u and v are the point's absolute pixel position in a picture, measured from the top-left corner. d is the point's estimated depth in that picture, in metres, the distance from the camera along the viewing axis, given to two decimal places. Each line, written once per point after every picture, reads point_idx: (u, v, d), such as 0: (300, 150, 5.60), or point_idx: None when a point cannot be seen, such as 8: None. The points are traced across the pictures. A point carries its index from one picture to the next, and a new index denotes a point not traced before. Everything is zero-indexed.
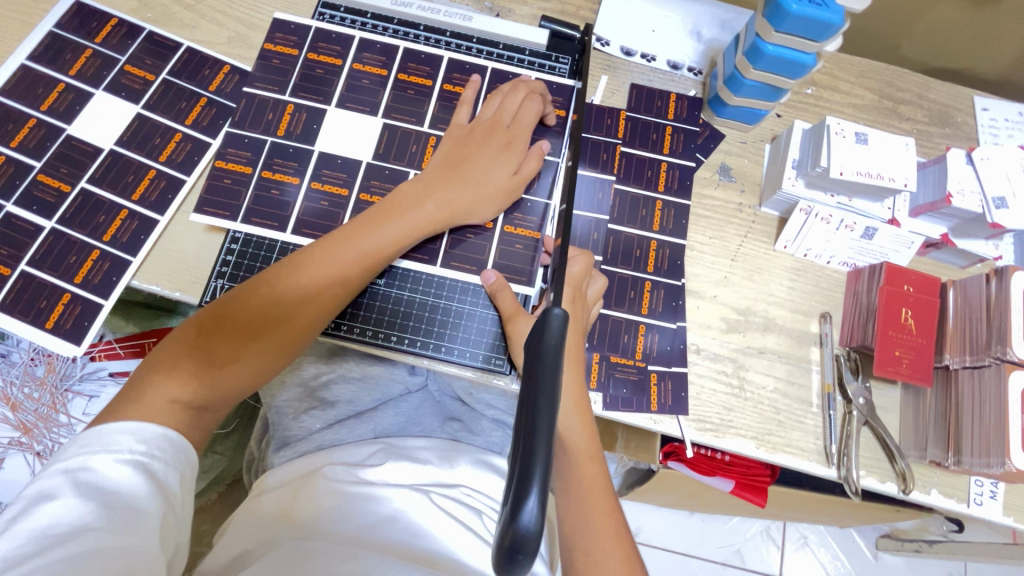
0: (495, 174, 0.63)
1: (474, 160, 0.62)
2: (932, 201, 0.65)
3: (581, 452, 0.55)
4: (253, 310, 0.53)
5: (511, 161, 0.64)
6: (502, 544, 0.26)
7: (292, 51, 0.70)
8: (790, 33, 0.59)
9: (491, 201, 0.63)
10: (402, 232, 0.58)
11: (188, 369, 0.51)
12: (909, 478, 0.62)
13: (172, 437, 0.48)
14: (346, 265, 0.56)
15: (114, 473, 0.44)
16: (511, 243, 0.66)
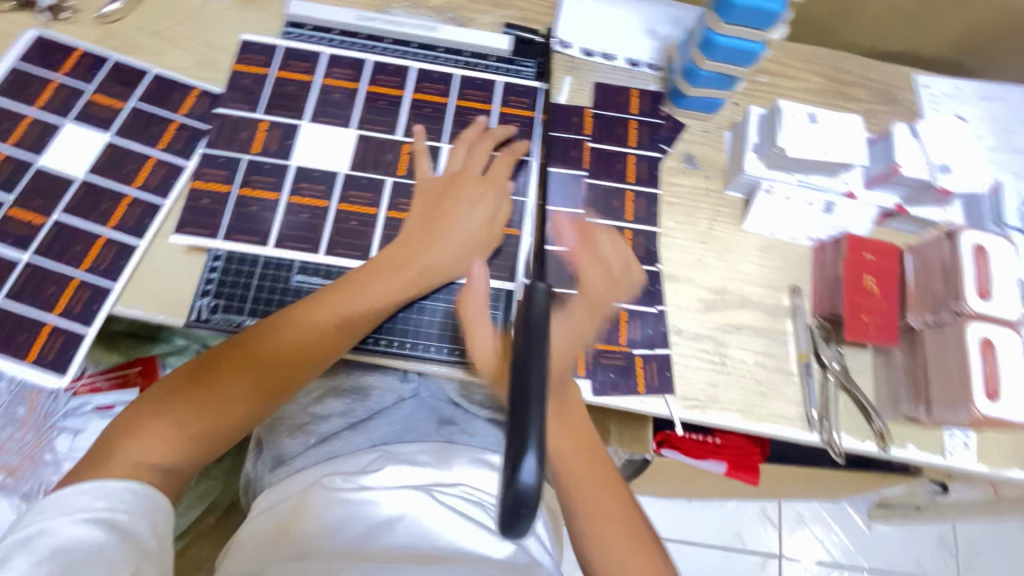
0: (472, 225, 0.65)
1: (449, 223, 0.64)
2: (883, 172, 0.69)
3: (606, 532, 0.55)
4: (243, 372, 0.55)
5: (488, 210, 0.66)
6: (506, 506, 0.28)
7: (262, 70, 0.71)
8: (738, 24, 0.63)
9: (467, 261, 0.65)
10: (386, 290, 0.60)
11: (156, 434, 0.51)
12: (887, 436, 0.65)
13: (144, 493, 0.48)
14: (330, 330, 0.58)
15: (77, 530, 0.43)
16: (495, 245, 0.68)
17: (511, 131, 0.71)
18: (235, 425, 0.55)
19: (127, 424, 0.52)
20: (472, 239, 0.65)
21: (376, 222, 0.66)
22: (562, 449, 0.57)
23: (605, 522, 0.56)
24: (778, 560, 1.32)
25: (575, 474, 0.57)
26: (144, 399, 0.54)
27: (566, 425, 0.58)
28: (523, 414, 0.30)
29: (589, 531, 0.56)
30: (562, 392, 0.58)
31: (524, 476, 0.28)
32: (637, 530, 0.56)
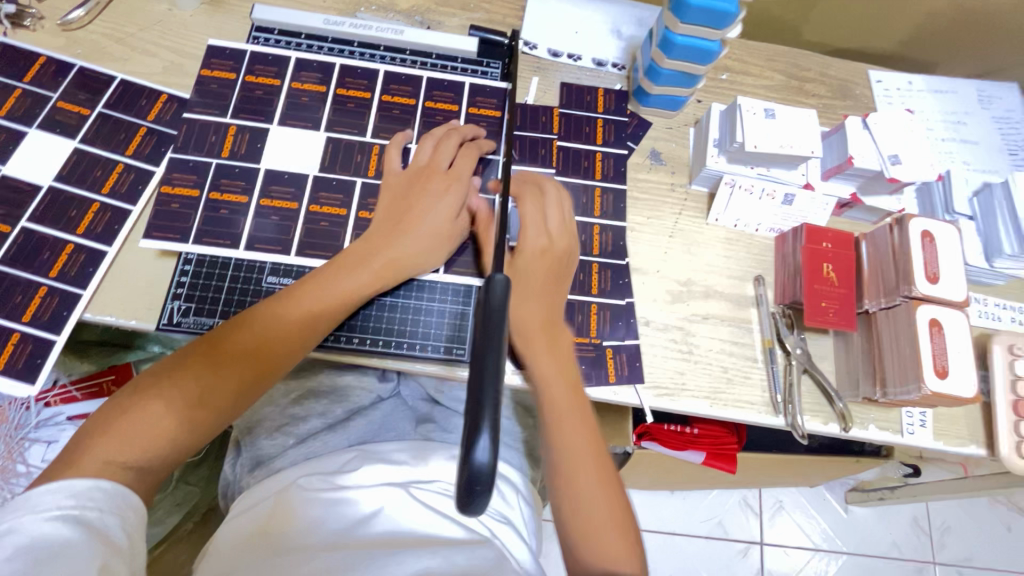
0: (438, 218, 0.64)
1: (416, 216, 0.64)
2: (838, 164, 0.71)
3: (585, 471, 0.55)
4: (210, 369, 0.55)
5: (454, 203, 0.66)
6: (462, 483, 0.31)
7: (229, 75, 0.71)
8: (694, 24, 0.65)
9: (435, 253, 0.65)
10: (355, 283, 0.61)
11: (121, 436, 0.50)
12: (849, 417, 0.67)
13: (112, 492, 0.47)
14: (300, 322, 0.58)
15: (46, 529, 0.43)
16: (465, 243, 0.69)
17: (479, 132, 0.72)
18: (205, 422, 0.54)
19: (91, 429, 0.51)
20: (440, 229, 0.64)
21: (346, 223, 0.67)
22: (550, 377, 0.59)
23: (583, 458, 0.56)
24: (760, 546, 1.35)
25: (561, 404, 0.58)
26: (107, 405, 0.52)
27: (554, 355, 0.60)
28: (478, 401, 0.32)
29: (562, 465, 0.56)
30: (550, 320, 0.62)
31: (478, 457, 0.30)
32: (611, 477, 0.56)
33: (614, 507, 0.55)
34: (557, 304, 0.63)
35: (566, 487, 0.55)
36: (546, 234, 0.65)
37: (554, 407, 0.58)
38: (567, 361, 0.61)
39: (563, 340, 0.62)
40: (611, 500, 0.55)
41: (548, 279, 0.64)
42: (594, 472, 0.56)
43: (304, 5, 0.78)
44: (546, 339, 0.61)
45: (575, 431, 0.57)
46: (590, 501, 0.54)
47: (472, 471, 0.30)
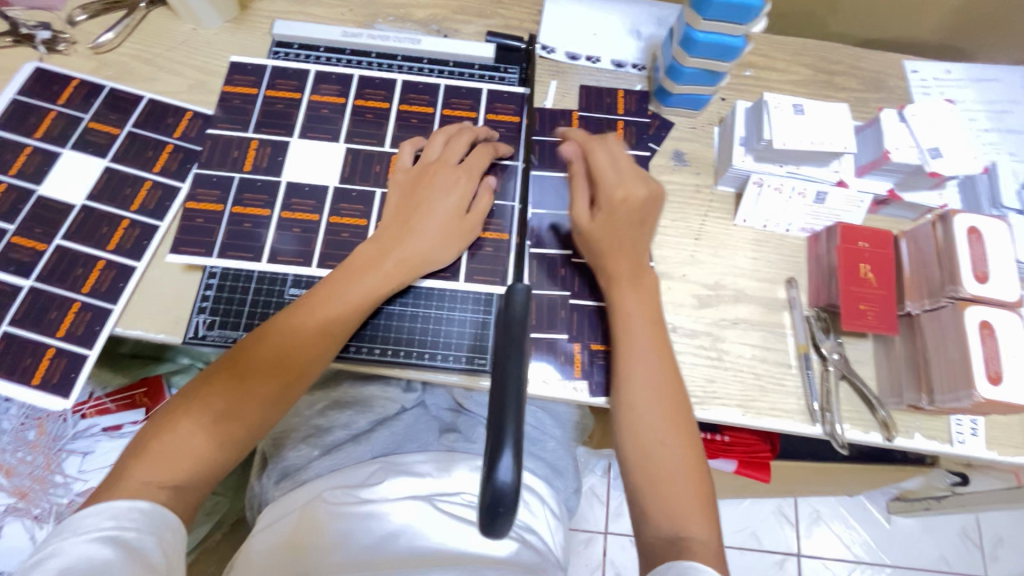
0: (448, 212, 0.64)
1: (426, 212, 0.63)
2: (872, 159, 0.68)
3: (658, 422, 0.56)
4: (237, 380, 0.55)
5: (464, 196, 0.65)
6: (484, 503, 0.29)
7: (251, 90, 0.72)
8: (717, 19, 0.63)
9: (451, 246, 0.64)
10: (371, 283, 0.60)
11: (157, 455, 0.50)
12: (891, 426, 0.64)
13: (150, 510, 0.47)
14: (323, 325, 0.58)
15: (86, 551, 0.43)
16: (482, 249, 0.68)
17: (487, 132, 0.71)
18: (244, 428, 0.54)
19: (131, 452, 0.51)
20: (452, 220, 0.64)
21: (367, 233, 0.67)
22: (636, 313, 0.60)
23: (650, 406, 0.56)
24: (797, 558, 1.30)
25: (635, 338, 0.59)
26: (146, 427, 0.53)
27: (637, 292, 0.61)
28: (501, 418, 0.30)
29: (636, 416, 0.56)
30: (637, 260, 0.62)
31: (500, 475, 0.29)
32: (685, 423, 0.57)
33: (686, 464, 0.55)
34: (642, 240, 0.63)
35: (634, 426, 0.56)
36: (618, 180, 0.63)
37: (629, 342, 0.59)
38: (648, 304, 0.61)
39: (647, 279, 0.62)
40: (686, 456, 0.55)
41: (636, 227, 0.63)
42: (672, 431, 0.56)
43: (323, 19, 0.79)
44: (627, 277, 0.62)
45: (647, 375, 0.58)
46: (659, 451, 0.55)
47: (496, 491, 0.29)
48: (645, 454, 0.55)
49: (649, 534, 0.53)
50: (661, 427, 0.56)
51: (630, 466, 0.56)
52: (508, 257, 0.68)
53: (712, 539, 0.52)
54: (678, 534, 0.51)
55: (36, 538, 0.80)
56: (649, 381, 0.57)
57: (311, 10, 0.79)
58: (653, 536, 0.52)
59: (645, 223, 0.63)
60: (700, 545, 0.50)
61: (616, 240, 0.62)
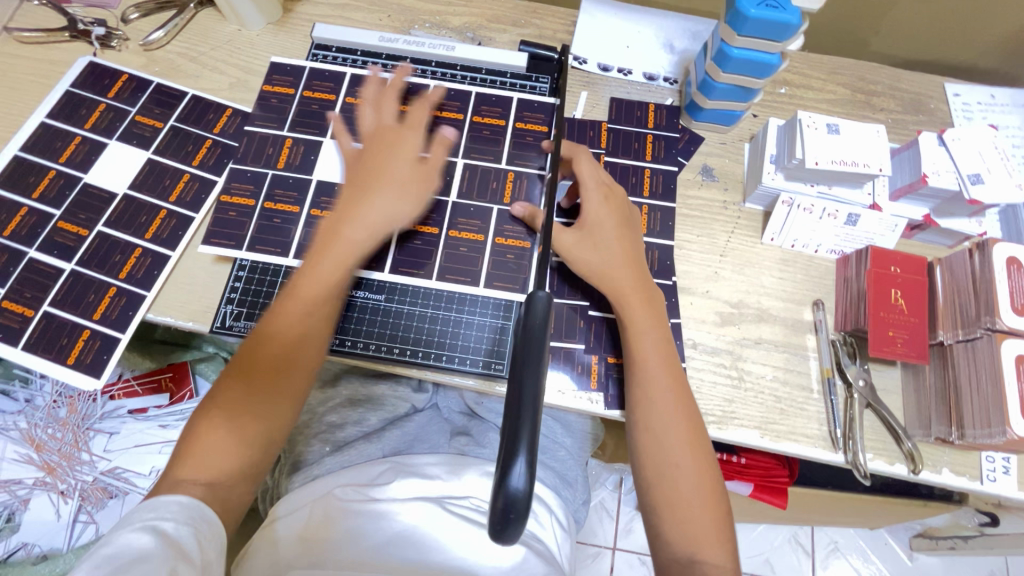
0: (403, 165, 0.65)
1: (382, 175, 0.64)
2: (909, 183, 0.67)
3: (674, 440, 0.55)
4: (246, 392, 0.55)
5: (415, 147, 0.66)
6: (497, 508, 0.29)
7: (288, 90, 0.75)
8: (752, 36, 0.62)
9: (415, 195, 0.64)
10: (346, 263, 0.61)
11: (187, 457, 0.52)
12: (917, 458, 0.62)
13: (189, 504, 0.49)
14: (315, 317, 0.59)
15: (128, 538, 0.44)
16: (504, 254, 0.68)
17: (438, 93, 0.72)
18: (266, 426, 0.55)
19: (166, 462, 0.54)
20: (411, 172, 0.65)
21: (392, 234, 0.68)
22: (647, 326, 0.60)
23: (669, 423, 0.56)
24: None
25: (648, 355, 0.58)
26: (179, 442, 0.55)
27: (643, 306, 0.60)
28: (516, 424, 0.31)
29: (651, 436, 0.56)
30: (636, 264, 0.63)
31: (513, 481, 0.29)
32: (701, 447, 0.55)
33: (703, 488, 0.54)
34: (632, 241, 0.64)
35: (651, 446, 0.55)
36: (604, 189, 0.65)
37: (642, 358, 0.58)
38: (644, 302, 0.61)
39: (649, 287, 0.62)
40: (702, 475, 0.54)
41: (625, 229, 0.64)
42: (689, 450, 0.55)
43: (361, 24, 0.81)
44: (633, 289, 0.61)
45: (660, 393, 0.57)
46: (673, 472, 0.54)
47: (509, 497, 0.29)
48: (660, 474, 0.54)
49: (665, 556, 0.53)
50: (677, 445, 0.55)
51: (646, 486, 0.55)
52: (530, 264, 0.68)
53: (730, 567, 0.52)
54: (693, 558, 0.51)
55: (61, 512, 0.83)
56: (667, 401, 0.56)
57: (350, 15, 0.81)
58: (668, 558, 0.53)
59: (629, 225, 0.65)
60: (714, 570, 0.51)
61: (599, 240, 0.63)
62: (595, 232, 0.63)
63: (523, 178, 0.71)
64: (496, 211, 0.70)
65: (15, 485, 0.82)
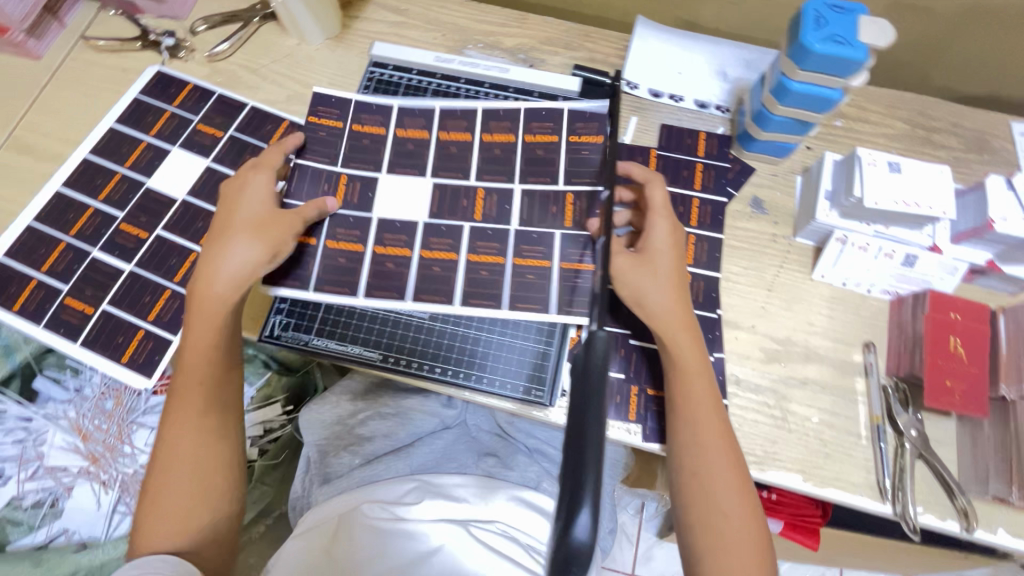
0: (255, 212, 0.64)
1: (226, 231, 0.63)
2: (973, 227, 0.64)
3: (728, 482, 0.56)
4: (172, 464, 0.59)
5: (262, 193, 0.65)
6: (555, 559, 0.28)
7: (336, 123, 0.74)
8: (814, 70, 0.61)
9: (271, 233, 0.63)
10: (218, 315, 0.61)
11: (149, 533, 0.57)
12: (971, 516, 0.59)
13: (176, 560, 0.55)
14: (209, 372, 0.61)
15: None
16: (569, 281, 0.65)
17: (297, 141, 0.71)
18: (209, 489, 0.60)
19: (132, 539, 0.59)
20: (260, 222, 0.63)
21: (458, 269, 0.66)
22: (693, 361, 0.60)
23: (721, 465, 0.57)
24: None
25: (692, 395, 0.59)
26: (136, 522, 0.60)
27: (691, 340, 0.60)
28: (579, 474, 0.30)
29: (693, 479, 0.57)
30: (684, 294, 0.62)
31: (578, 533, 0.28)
32: (745, 487, 0.57)
33: (751, 543, 0.55)
34: (681, 270, 0.63)
35: (700, 495, 0.56)
36: (670, 216, 0.64)
37: (685, 396, 0.59)
38: (691, 333, 0.61)
39: (697, 326, 0.62)
40: (747, 517, 0.56)
41: (678, 258, 0.63)
42: (737, 491, 0.56)
43: (416, 43, 0.83)
44: (681, 326, 0.60)
45: (703, 434, 0.57)
46: (723, 525, 0.55)
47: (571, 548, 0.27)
48: (709, 519, 0.55)
49: None
50: (725, 484, 0.56)
51: (693, 535, 0.56)
52: (591, 289, 0.64)
53: None
54: None
55: (100, 501, 0.85)
56: (713, 446, 0.57)
57: (405, 33, 0.83)
58: None
59: (683, 254, 0.64)
60: None
61: (658, 267, 0.62)
62: (655, 261, 0.62)
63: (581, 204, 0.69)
64: (556, 237, 0.67)
65: (61, 472, 0.86)
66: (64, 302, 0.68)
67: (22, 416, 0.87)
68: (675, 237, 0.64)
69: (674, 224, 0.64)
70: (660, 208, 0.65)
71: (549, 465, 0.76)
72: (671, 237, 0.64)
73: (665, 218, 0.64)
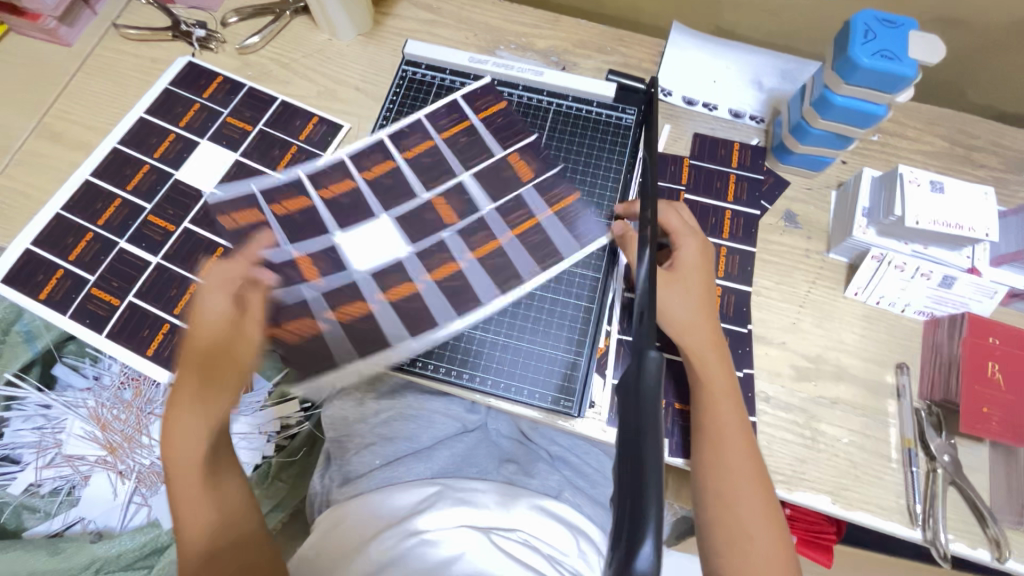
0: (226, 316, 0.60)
1: (212, 340, 0.60)
2: (1016, 250, 0.63)
3: (758, 503, 0.56)
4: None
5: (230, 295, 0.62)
6: None
7: (257, 215, 0.69)
8: (859, 85, 0.60)
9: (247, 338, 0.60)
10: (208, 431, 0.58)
11: None
12: (1003, 545, 0.58)
13: None
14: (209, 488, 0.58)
15: None
16: (557, 225, 0.70)
17: (270, 239, 0.67)
18: None
19: None
20: (234, 316, 0.61)
21: (467, 271, 0.66)
22: (723, 380, 0.59)
23: (749, 484, 0.56)
24: None
25: (721, 415, 0.58)
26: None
27: (720, 359, 0.60)
28: (637, 500, 0.30)
29: (717, 498, 0.56)
30: (713, 312, 0.62)
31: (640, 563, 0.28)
32: (772, 507, 0.56)
33: (776, 563, 0.54)
34: (710, 285, 0.63)
35: (728, 517, 0.55)
36: (695, 236, 0.64)
37: (716, 413, 0.58)
38: (722, 353, 0.60)
39: (725, 345, 0.62)
40: (776, 540, 0.55)
41: (707, 277, 0.63)
42: (762, 509, 0.55)
43: (448, 42, 0.82)
44: (708, 344, 0.60)
45: (732, 453, 0.57)
46: (749, 545, 0.54)
47: None
48: (735, 540, 0.55)
49: None
50: (753, 502, 0.55)
51: (718, 557, 0.55)
52: (576, 228, 0.70)
53: None
54: None
55: (117, 491, 0.87)
56: (742, 465, 0.56)
57: (437, 32, 0.82)
58: None
59: (710, 273, 0.63)
60: None
61: (690, 283, 0.62)
62: (685, 277, 0.62)
63: (544, 177, 0.72)
64: (525, 193, 0.71)
65: (79, 461, 0.86)
66: (91, 293, 0.67)
67: (42, 403, 0.87)
68: (698, 261, 0.63)
69: (697, 243, 0.64)
70: (677, 228, 0.64)
71: (571, 474, 0.76)
72: (696, 254, 0.63)
73: (687, 241, 0.63)
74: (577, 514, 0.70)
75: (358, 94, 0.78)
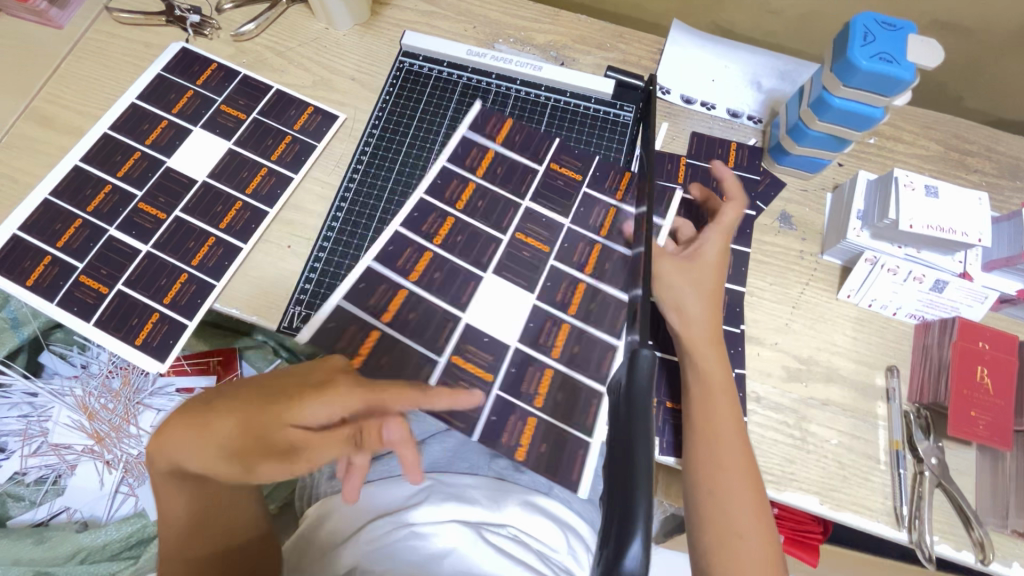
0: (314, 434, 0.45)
1: (287, 435, 0.45)
2: (1008, 256, 0.63)
3: (749, 502, 0.56)
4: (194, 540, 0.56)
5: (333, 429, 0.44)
6: None
7: (385, 317, 0.64)
8: (857, 87, 0.60)
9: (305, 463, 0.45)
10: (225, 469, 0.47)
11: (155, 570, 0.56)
12: (988, 547, 0.58)
13: None
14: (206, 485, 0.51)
15: None
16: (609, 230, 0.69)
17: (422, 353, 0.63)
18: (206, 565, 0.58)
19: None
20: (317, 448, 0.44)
21: (608, 295, 0.67)
22: (720, 377, 0.59)
23: (740, 483, 0.56)
24: None
25: (715, 413, 0.58)
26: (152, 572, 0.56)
27: (716, 357, 0.60)
28: (630, 498, 0.30)
29: (707, 497, 0.56)
30: (715, 311, 0.62)
31: (628, 560, 0.28)
32: (762, 506, 0.56)
33: (766, 562, 0.54)
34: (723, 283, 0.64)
35: (717, 515, 0.55)
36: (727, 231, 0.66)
37: (709, 412, 0.58)
38: (718, 349, 0.61)
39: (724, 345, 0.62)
40: (766, 540, 0.55)
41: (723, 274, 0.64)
42: (753, 508, 0.56)
43: (446, 34, 0.81)
44: (708, 341, 0.60)
45: (724, 452, 0.57)
46: (738, 544, 0.54)
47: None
48: (725, 541, 0.55)
49: None
50: (744, 502, 0.56)
51: (707, 557, 0.55)
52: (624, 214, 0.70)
53: None
54: None
55: (103, 480, 0.86)
56: (733, 464, 0.56)
57: (436, 23, 0.82)
58: None
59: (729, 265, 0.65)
60: None
61: (688, 281, 0.62)
62: (700, 269, 0.63)
63: (591, 172, 0.72)
64: (587, 192, 0.71)
65: (65, 449, 0.85)
66: (79, 280, 0.66)
67: (29, 391, 0.85)
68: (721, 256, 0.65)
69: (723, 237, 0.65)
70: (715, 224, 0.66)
71: None
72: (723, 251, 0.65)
73: (716, 235, 0.65)
74: (567, 511, 0.70)
75: (355, 85, 0.78)
